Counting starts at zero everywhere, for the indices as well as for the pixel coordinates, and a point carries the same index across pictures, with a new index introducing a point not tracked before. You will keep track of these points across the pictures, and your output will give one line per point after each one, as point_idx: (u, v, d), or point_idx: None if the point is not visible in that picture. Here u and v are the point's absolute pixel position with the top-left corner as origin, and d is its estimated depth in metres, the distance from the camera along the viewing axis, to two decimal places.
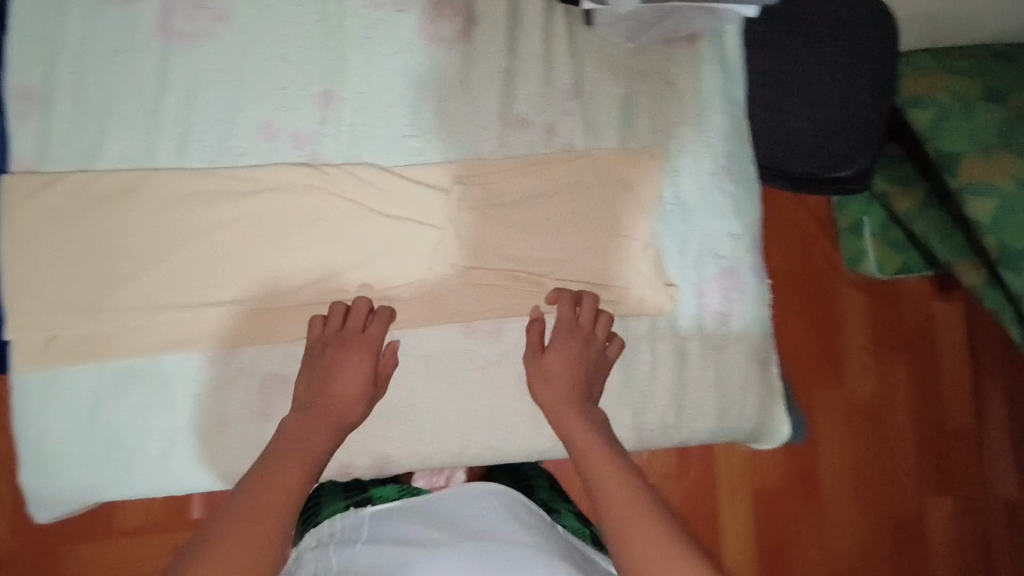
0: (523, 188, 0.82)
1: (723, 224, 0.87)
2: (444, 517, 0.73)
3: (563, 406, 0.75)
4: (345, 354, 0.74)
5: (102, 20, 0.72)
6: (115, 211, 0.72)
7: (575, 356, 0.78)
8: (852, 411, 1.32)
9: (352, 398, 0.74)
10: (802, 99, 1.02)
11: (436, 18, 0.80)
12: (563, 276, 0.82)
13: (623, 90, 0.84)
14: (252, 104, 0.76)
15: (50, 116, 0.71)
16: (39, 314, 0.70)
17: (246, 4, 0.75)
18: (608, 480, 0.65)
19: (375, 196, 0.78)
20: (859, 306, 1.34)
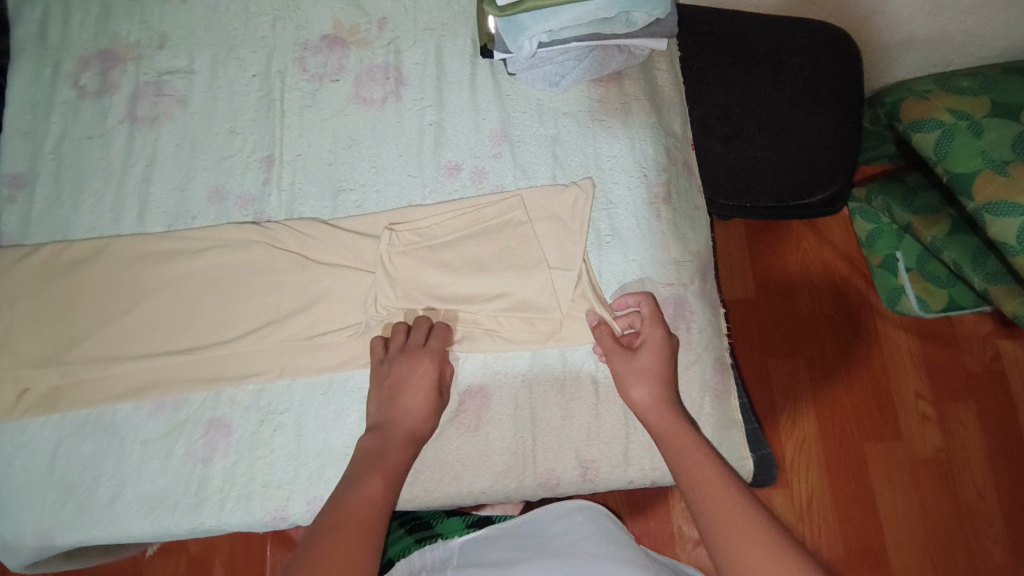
0: (454, 229, 0.80)
1: (666, 252, 0.82)
2: (532, 540, 0.71)
3: (654, 418, 0.69)
4: (406, 366, 0.73)
5: (80, 113, 0.84)
6: (83, 275, 0.77)
7: (665, 352, 0.73)
8: (916, 465, 1.18)
9: (421, 413, 0.71)
10: (758, 127, 1.01)
11: (368, 84, 0.87)
12: (495, 313, 0.78)
13: (551, 131, 0.87)
14: (203, 173, 0.84)
15: (31, 196, 0.81)
16: (12, 368, 0.75)
17: (201, 90, 0.86)
18: (728, 509, 0.59)
19: (318, 248, 0.80)
20: (908, 350, 1.24)
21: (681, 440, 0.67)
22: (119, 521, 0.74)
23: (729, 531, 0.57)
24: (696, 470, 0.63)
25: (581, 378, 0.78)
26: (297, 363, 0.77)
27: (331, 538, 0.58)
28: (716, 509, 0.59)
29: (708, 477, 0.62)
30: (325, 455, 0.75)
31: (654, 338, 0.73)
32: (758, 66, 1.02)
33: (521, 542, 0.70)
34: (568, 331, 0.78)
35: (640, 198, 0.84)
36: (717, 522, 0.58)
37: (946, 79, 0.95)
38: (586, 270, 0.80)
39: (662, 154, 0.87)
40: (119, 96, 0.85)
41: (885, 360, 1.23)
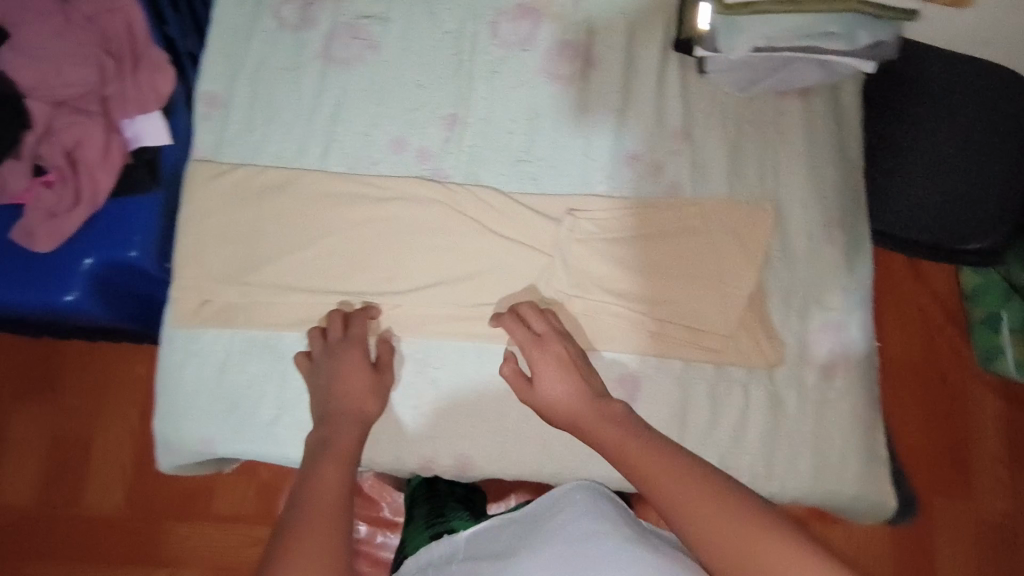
0: (631, 226, 0.82)
1: (833, 277, 0.82)
2: (540, 515, 0.67)
3: (599, 436, 0.68)
4: (334, 362, 0.74)
5: (278, 43, 0.85)
6: (274, 201, 0.81)
7: (558, 357, 0.73)
8: (980, 524, 1.16)
9: (365, 392, 0.74)
10: (924, 163, 0.94)
11: (558, 60, 0.87)
12: (660, 317, 0.80)
13: (732, 136, 0.86)
14: (388, 122, 0.85)
15: (226, 117, 0.83)
16: (197, 279, 0.79)
17: (394, 38, 0.86)
18: (696, 505, 0.58)
19: (489, 221, 0.81)
20: (993, 411, 1.20)
21: (624, 446, 0.66)
22: (277, 442, 0.78)
23: (699, 525, 0.56)
24: (652, 475, 0.62)
25: (733, 386, 0.79)
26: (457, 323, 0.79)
27: (304, 524, 0.59)
28: (683, 506, 0.58)
29: (663, 475, 0.62)
30: (479, 415, 0.78)
31: (545, 355, 0.73)
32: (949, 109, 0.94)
33: (529, 524, 0.65)
34: (732, 350, 0.79)
35: (815, 220, 0.83)
36: (686, 518, 0.58)
37: None
38: (756, 294, 0.81)
39: (840, 182, 0.85)
40: (316, 33, 0.86)
41: (968, 415, 1.20)
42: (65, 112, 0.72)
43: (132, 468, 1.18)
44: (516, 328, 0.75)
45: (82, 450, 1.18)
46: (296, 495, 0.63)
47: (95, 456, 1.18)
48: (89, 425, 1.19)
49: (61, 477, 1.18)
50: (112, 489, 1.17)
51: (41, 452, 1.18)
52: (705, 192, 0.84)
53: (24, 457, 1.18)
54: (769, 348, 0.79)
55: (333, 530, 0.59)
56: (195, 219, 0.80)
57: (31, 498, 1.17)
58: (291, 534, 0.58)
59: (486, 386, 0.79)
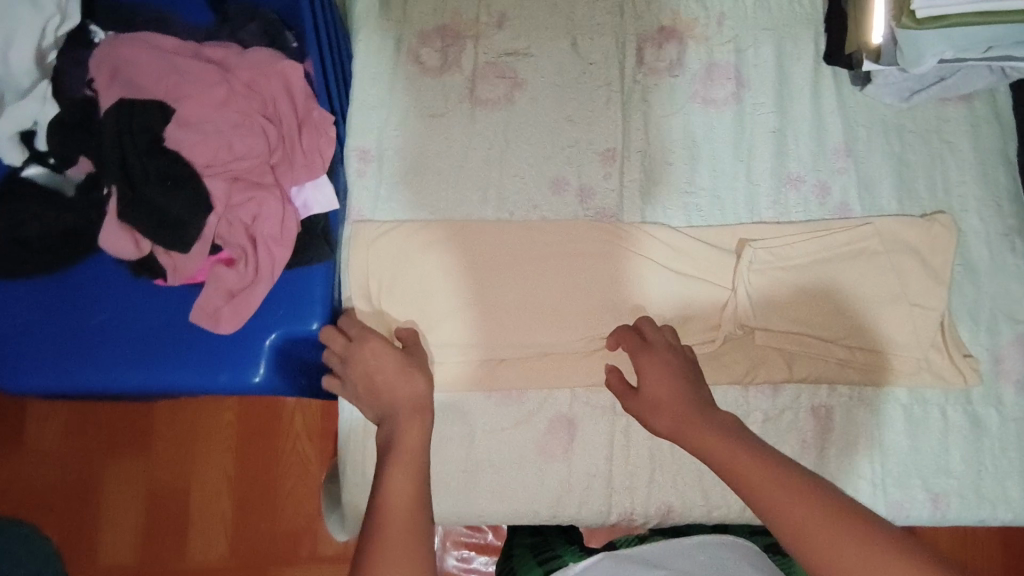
0: (808, 252, 0.79)
1: (1020, 287, 0.79)
2: (658, 551, 0.66)
3: (699, 441, 0.66)
4: (365, 356, 0.69)
5: (424, 90, 0.83)
6: (438, 258, 0.78)
7: (665, 366, 0.71)
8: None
9: (399, 381, 0.69)
10: None
11: (708, 83, 0.85)
12: (848, 344, 0.77)
13: (896, 149, 0.83)
14: (544, 162, 0.82)
15: (381, 172, 0.80)
16: None
17: (539, 75, 0.84)
18: (797, 518, 0.57)
19: (656, 264, 0.79)
20: None
21: (737, 459, 0.63)
22: (466, 504, 0.75)
23: (805, 532, 0.56)
24: (750, 479, 0.61)
25: (932, 409, 0.76)
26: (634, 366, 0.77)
27: (379, 540, 0.57)
28: (782, 511, 0.58)
29: (775, 492, 0.60)
30: (677, 460, 0.76)
31: (647, 362, 0.71)
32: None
33: (662, 559, 0.64)
34: (930, 374, 0.77)
35: (992, 230, 0.81)
36: (786, 524, 0.58)
37: None
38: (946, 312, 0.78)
39: (1012, 188, 0.82)
40: (461, 75, 0.83)
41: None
42: (240, 187, 0.68)
43: (236, 509, 1.01)
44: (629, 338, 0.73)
45: (183, 493, 1.01)
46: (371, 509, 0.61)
47: (196, 498, 1.01)
48: (187, 463, 1.02)
49: (166, 525, 1.01)
50: (213, 535, 1.00)
51: (136, 499, 1.01)
52: (875, 209, 0.82)
53: (120, 504, 1.01)
54: (967, 369, 0.76)
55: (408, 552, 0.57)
56: (366, 284, 0.77)
57: (131, 560, 1.00)
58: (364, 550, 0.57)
59: None
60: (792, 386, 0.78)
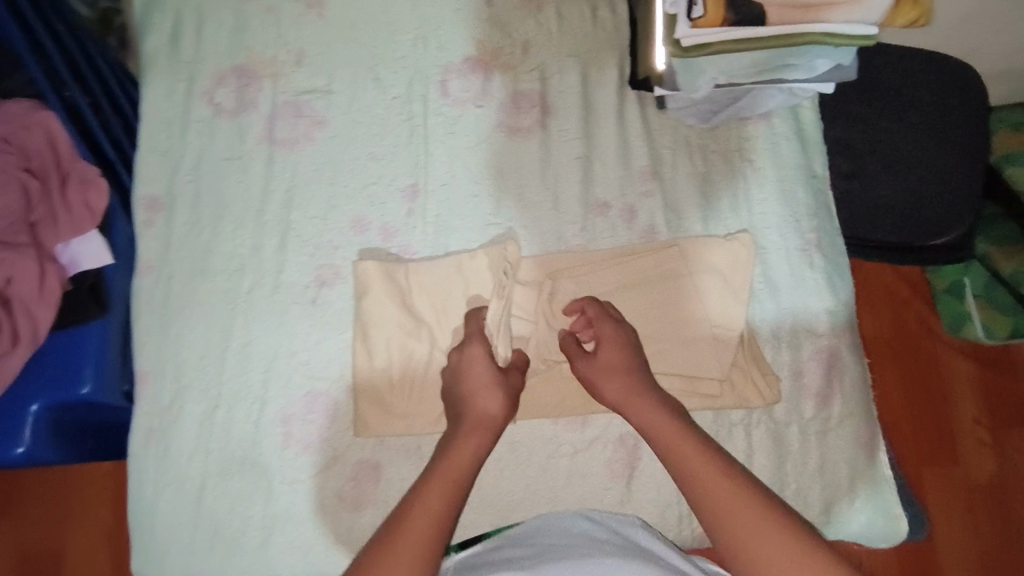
0: (610, 280, 0.79)
1: (817, 301, 0.81)
2: (531, 534, 0.68)
3: (640, 414, 0.69)
4: (483, 365, 0.70)
5: (217, 133, 0.81)
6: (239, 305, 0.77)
7: (620, 338, 0.73)
8: (974, 498, 1.12)
9: (486, 389, 0.69)
10: (884, 167, 0.95)
11: (514, 111, 0.84)
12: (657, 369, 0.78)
13: (700, 169, 0.84)
14: (345, 201, 0.80)
15: (170, 220, 0.78)
16: (172, 399, 0.75)
17: (340, 112, 0.82)
18: (721, 496, 0.60)
19: (461, 299, 0.78)
20: (967, 378, 1.16)
21: (661, 423, 0.68)
22: (267, 564, 0.72)
23: (708, 495, 0.61)
24: (666, 438, 0.66)
25: (735, 430, 0.77)
26: (434, 404, 0.75)
27: (398, 535, 0.58)
28: (701, 482, 0.62)
29: (688, 449, 0.64)
30: (483, 499, 0.75)
31: (607, 331, 0.73)
32: (889, 102, 0.95)
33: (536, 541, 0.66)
34: (733, 394, 0.77)
35: (792, 246, 0.83)
36: (702, 494, 0.61)
37: None
38: (744, 331, 0.79)
39: (812, 203, 0.84)
40: (257, 115, 0.81)
41: (942, 387, 1.15)
42: None
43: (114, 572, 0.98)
44: (591, 307, 0.74)
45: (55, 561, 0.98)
46: (394, 513, 0.61)
47: (71, 564, 0.97)
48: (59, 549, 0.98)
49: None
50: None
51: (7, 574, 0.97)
52: (681, 231, 0.82)
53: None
54: (765, 385, 0.77)
55: (423, 547, 0.57)
56: (163, 339, 0.76)
57: None
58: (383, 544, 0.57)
59: (487, 473, 0.76)
60: (600, 416, 0.76)
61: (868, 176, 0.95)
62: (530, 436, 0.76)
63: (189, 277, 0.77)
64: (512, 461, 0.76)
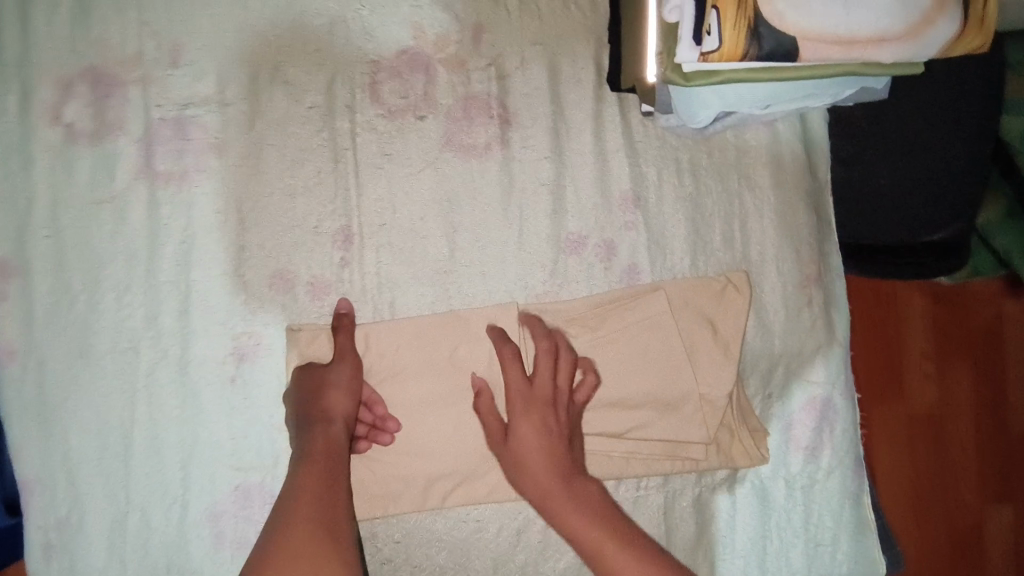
0: (584, 334, 0.68)
1: (813, 343, 0.73)
2: None
3: (559, 512, 0.57)
4: (333, 381, 0.60)
5: (76, 167, 0.61)
6: (138, 390, 0.63)
7: (546, 429, 0.60)
8: (915, 425, 1.05)
9: (343, 416, 0.59)
10: (882, 151, 0.71)
11: (465, 123, 0.67)
12: (638, 435, 0.69)
13: (690, 191, 0.71)
14: (259, 250, 0.64)
15: (29, 289, 0.61)
16: (68, 506, 0.62)
17: (239, 131, 0.63)
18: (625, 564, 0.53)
19: (413, 371, 0.66)
20: (924, 314, 1.06)
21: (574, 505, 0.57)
22: None
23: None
24: (582, 531, 0.56)
25: (720, 489, 0.71)
26: (388, 491, 0.66)
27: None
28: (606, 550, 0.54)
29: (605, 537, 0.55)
30: None
31: (530, 415, 0.60)
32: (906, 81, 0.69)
33: None
34: (720, 455, 0.70)
35: (791, 279, 0.72)
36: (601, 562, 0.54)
37: None
38: (734, 388, 0.70)
39: (815, 228, 0.73)
40: (128, 140, 0.62)
41: (894, 324, 1.06)
42: None
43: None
44: (512, 372, 0.62)
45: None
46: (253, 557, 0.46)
47: None
48: None
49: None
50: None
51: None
52: (667, 269, 0.70)
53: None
54: (753, 444, 0.71)
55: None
56: (45, 440, 0.61)
57: None
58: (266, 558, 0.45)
59: (451, 558, 0.67)
60: None
61: (861, 172, 0.73)
62: (498, 515, 0.68)
63: (68, 361, 0.62)
64: (479, 542, 0.68)
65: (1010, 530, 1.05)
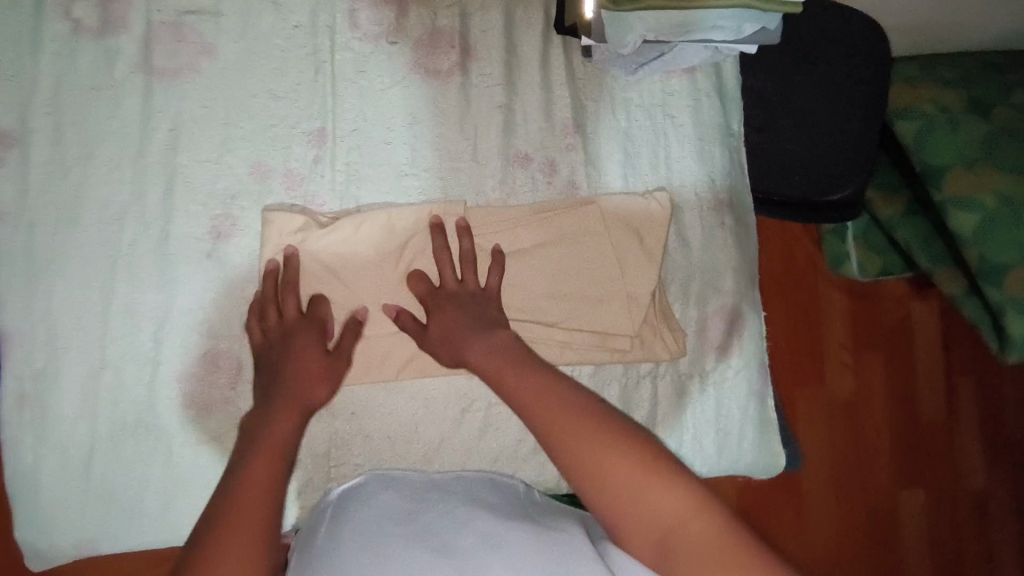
0: (535, 236, 0.78)
1: (726, 259, 0.85)
2: (435, 500, 0.60)
3: (474, 358, 0.66)
4: (294, 345, 0.67)
5: (79, 57, 0.69)
6: (120, 258, 0.69)
7: (462, 313, 0.69)
8: (831, 410, 1.19)
9: (316, 378, 0.66)
10: (794, 120, 0.91)
11: (430, 50, 0.77)
12: (573, 325, 0.79)
13: (622, 124, 0.83)
14: (242, 143, 0.72)
15: (27, 160, 0.67)
16: (47, 361, 0.67)
17: (229, 39, 0.72)
18: (529, 387, 0.61)
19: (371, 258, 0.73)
20: (839, 308, 1.20)
21: (485, 352, 0.66)
22: (171, 526, 0.69)
23: (534, 403, 0.60)
24: (495, 369, 0.64)
25: (642, 381, 0.81)
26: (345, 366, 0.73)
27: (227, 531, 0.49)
28: (575, 442, 0.55)
29: (509, 370, 0.63)
30: (399, 451, 0.75)
31: (445, 307, 0.70)
32: (801, 60, 0.91)
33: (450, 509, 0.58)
34: (643, 349, 0.80)
35: (706, 204, 0.85)
36: (578, 472, 0.54)
37: (931, 66, 0.96)
38: (656, 290, 0.81)
39: (729, 160, 0.86)
40: (129, 38, 0.70)
41: (818, 318, 1.19)
42: None
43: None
44: (438, 237, 0.72)
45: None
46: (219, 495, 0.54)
47: None
48: None
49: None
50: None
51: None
52: (600, 187, 0.82)
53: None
54: (673, 340, 0.81)
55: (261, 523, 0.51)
56: (30, 299, 0.67)
57: None
58: (207, 536, 0.49)
59: (402, 426, 0.75)
60: None
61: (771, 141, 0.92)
62: (445, 390, 0.76)
63: (58, 228, 0.68)
64: (427, 417, 0.76)
65: (920, 507, 1.20)
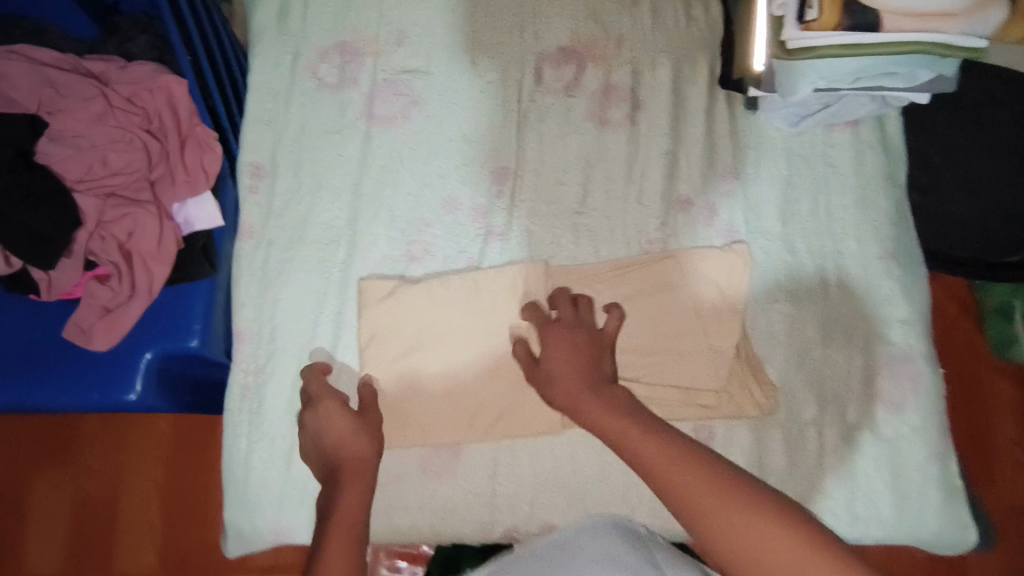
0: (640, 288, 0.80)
1: (891, 310, 0.82)
2: None
3: (587, 409, 0.67)
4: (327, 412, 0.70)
5: (320, 107, 0.83)
6: (332, 274, 0.80)
7: (575, 343, 0.71)
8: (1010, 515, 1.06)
9: (358, 444, 0.69)
10: (961, 182, 0.88)
11: (605, 103, 0.86)
12: (679, 379, 0.79)
13: (784, 173, 0.86)
14: (438, 180, 0.83)
15: (272, 187, 0.81)
16: (268, 358, 0.78)
17: (436, 93, 0.85)
18: (650, 448, 0.62)
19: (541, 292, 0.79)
20: (1009, 398, 1.10)
21: (589, 407, 0.67)
22: None
23: (661, 471, 0.61)
24: (607, 428, 0.66)
25: (808, 429, 0.79)
26: (464, 395, 0.77)
27: None
28: (696, 499, 0.58)
29: (623, 426, 0.65)
30: (559, 473, 0.77)
31: (561, 335, 0.72)
32: (967, 121, 0.87)
33: None
34: (783, 396, 0.80)
35: (870, 254, 0.84)
36: (726, 546, 0.55)
37: None
38: (740, 342, 0.80)
39: (897, 209, 0.85)
40: (358, 91, 0.84)
41: (986, 409, 1.09)
42: (115, 203, 0.71)
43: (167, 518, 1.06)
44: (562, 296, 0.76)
45: (115, 492, 1.06)
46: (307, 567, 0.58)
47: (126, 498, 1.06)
48: (119, 477, 1.07)
49: (94, 529, 1.05)
50: (142, 552, 1.05)
51: (63, 509, 1.05)
52: (760, 231, 0.84)
53: (45, 520, 1.05)
54: (763, 396, 0.79)
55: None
56: (258, 303, 0.78)
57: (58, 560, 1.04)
58: None
59: (565, 451, 0.78)
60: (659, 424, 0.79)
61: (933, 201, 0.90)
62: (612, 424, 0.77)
63: (289, 244, 0.80)
64: (585, 443, 0.78)
65: None
